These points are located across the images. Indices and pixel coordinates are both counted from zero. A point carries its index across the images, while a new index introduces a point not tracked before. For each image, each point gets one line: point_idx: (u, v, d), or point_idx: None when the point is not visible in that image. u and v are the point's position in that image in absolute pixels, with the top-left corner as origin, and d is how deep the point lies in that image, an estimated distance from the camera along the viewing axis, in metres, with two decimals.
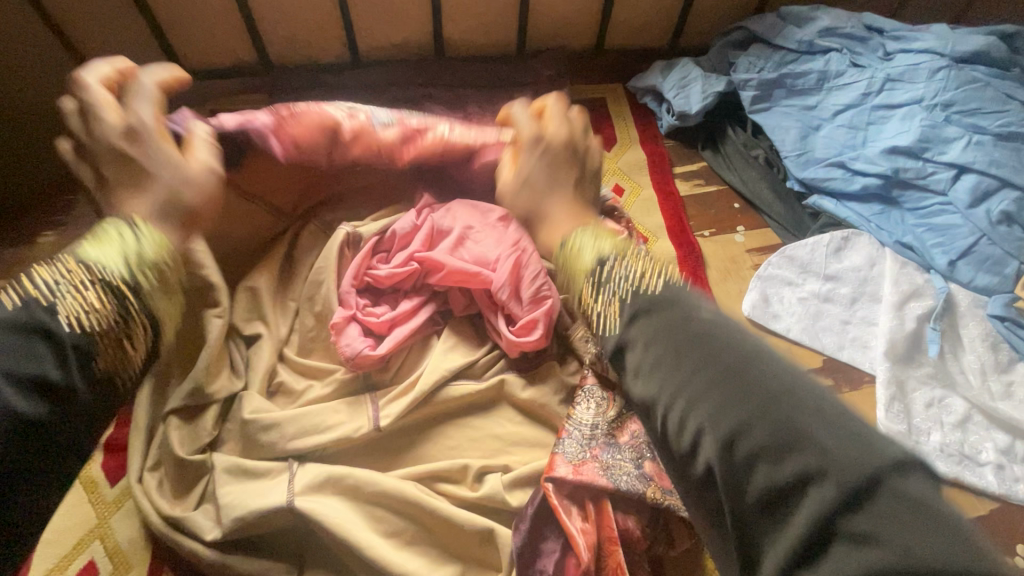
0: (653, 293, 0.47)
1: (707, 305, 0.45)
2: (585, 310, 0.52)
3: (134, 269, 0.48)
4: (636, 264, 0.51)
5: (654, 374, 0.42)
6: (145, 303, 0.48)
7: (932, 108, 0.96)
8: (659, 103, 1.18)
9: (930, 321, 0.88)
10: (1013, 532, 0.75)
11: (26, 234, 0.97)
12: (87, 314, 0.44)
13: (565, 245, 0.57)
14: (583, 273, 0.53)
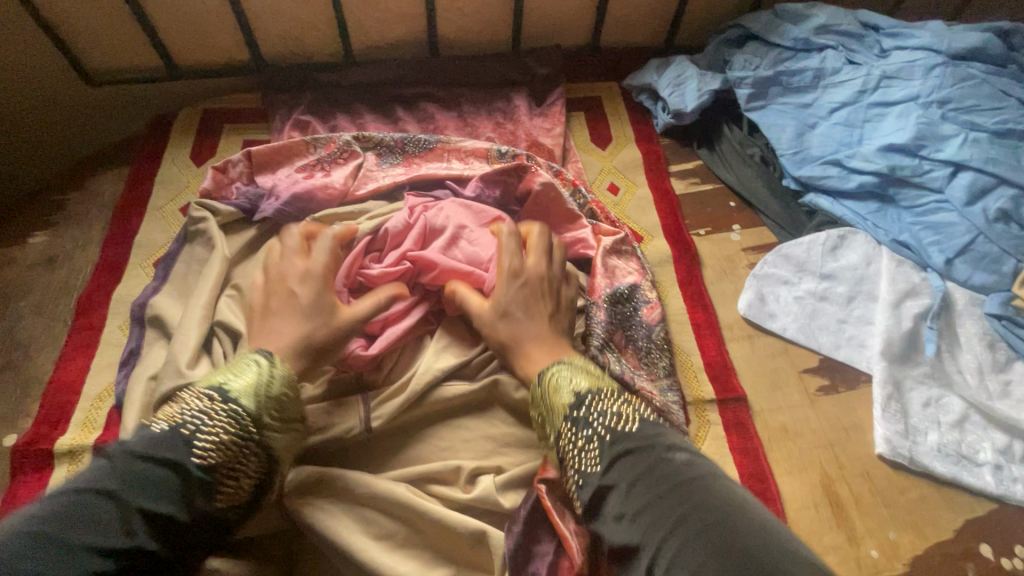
0: (626, 431, 0.60)
1: (674, 448, 0.59)
2: (564, 443, 0.63)
3: (258, 402, 0.61)
4: (610, 404, 0.64)
5: (636, 513, 0.54)
6: (263, 436, 0.60)
7: (927, 105, 0.95)
8: (654, 101, 1.17)
9: (927, 319, 0.87)
10: (1011, 533, 0.75)
11: (18, 233, 0.97)
12: (212, 442, 0.57)
13: (545, 377, 0.69)
14: (561, 409, 0.65)
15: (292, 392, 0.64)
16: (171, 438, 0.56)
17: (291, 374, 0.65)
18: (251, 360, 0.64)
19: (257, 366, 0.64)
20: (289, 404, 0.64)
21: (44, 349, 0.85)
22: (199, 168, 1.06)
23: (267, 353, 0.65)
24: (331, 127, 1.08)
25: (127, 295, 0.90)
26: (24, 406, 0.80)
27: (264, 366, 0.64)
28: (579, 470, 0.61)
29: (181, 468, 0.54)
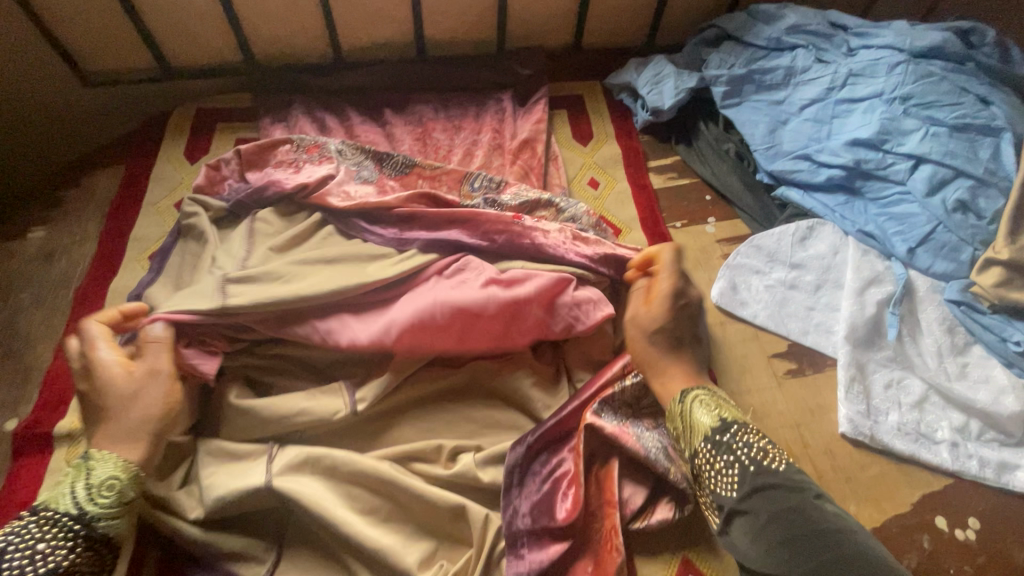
0: (772, 468, 0.67)
1: (821, 497, 0.64)
2: (700, 461, 0.71)
3: (82, 501, 0.63)
4: (754, 437, 0.70)
5: (772, 541, 0.61)
6: (94, 528, 0.63)
7: (891, 101, 0.99)
8: (634, 99, 1.21)
9: (889, 305, 0.91)
10: (965, 506, 0.79)
11: (18, 228, 1.00)
12: (33, 557, 0.59)
13: (684, 395, 0.76)
14: (702, 431, 0.72)
15: (125, 474, 0.65)
16: None
17: (124, 462, 0.66)
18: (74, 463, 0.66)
19: (78, 469, 0.66)
20: (124, 485, 0.65)
21: (42, 338, 0.88)
22: (192, 165, 1.09)
23: (88, 451, 0.67)
24: (320, 127, 1.12)
25: (123, 288, 0.93)
26: (25, 392, 0.83)
27: (83, 465, 0.65)
28: (713, 489, 0.69)
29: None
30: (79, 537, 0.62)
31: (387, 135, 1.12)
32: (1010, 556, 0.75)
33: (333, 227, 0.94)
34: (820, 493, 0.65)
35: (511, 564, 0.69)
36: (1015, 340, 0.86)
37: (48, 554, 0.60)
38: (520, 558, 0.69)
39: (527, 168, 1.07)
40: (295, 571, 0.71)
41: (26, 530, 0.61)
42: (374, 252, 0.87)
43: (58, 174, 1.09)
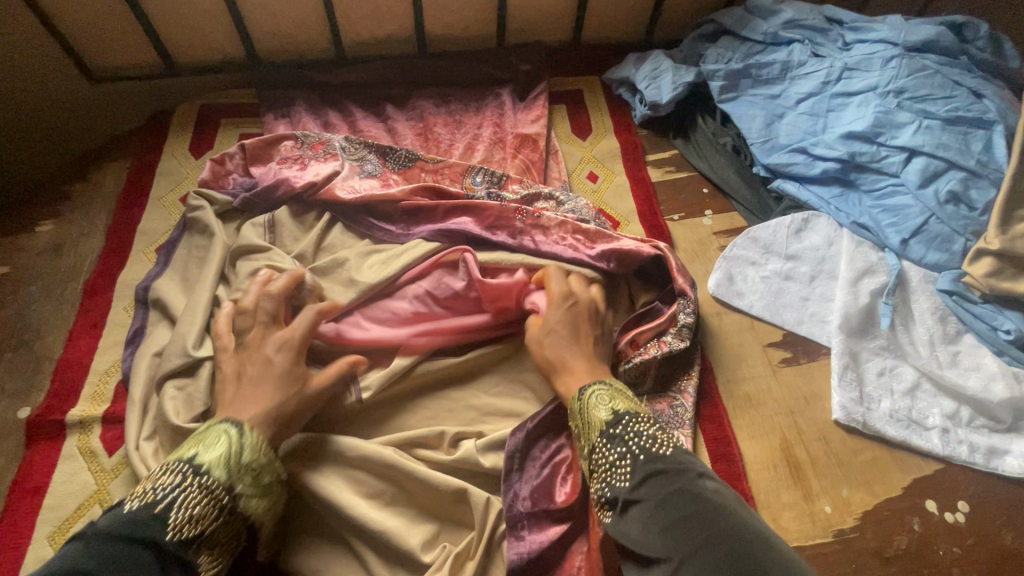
0: (663, 453, 0.66)
1: (704, 476, 0.63)
2: (598, 454, 0.70)
3: (236, 473, 0.65)
4: (647, 427, 0.70)
5: (657, 526, 0.59)
6: (238, 504, 0.65)
7: (885, 95, 1.01)
8: (632, 94, 1.23)
9: (882, 295, 0.93)
10: (954, 489, 0.81)
11: (27, 222, 1.02)
12: (193, 518, 0.61)
13: (583, 393, 0.75)
14: (598, 425, 0.71)
15: (266, 458, 0.68)
16: (150, 522, 0.59)
17: (261, 442, 0.68)
18: (220, 431, 0.67)
19: (227, 438, 0.67)
20: (265, 469, 0.67)
21: (53, 329, 0.90)
22: (197, 159, 1.11)
23: (237, 421, 0.68)
24: (323, 122, 1.13)
25: (131, 280, 0.95)
26: (37, 381, 0.85)
27: (234, 436, 0.67)
28: (610, 482, 0.67)
29: (162, 544, 0.58)
30: (225, 509, 0.64)
31: (388, 130, 1.14)
32: (998, 538, 0.77)
33: (343, 224, 0.98)
34: (704, 473, 0.64)
35: (509, 543, 0.71)
36: (1005, 329, 0.88)
37: (201, 519, 0.61)
38: (518, 538, 0.72)
39: (528, 162, 1.08)
40: (302, 553, 0.73)
41: (189, 487, 0.62)
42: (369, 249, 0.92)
43: (65, 169, 1.10)
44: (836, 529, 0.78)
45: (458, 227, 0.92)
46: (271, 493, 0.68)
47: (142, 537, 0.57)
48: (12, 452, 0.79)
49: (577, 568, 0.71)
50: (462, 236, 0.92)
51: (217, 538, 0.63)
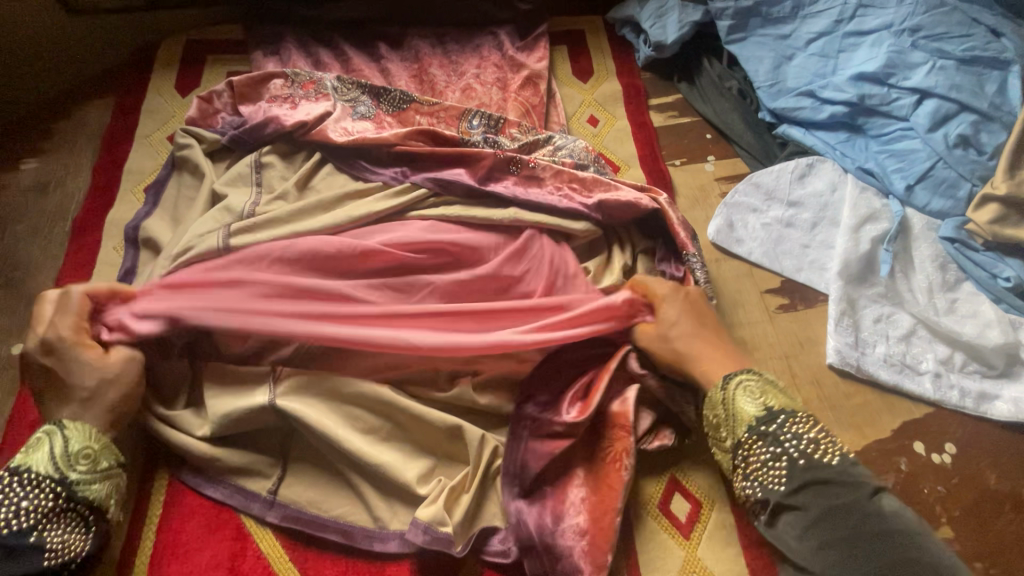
0: (827, 462, 0.62)
1: (880, 492, 0.60)
2: (745, 449, 0.67)
3: (65, 464, 0.63)
4: (805, 428, 0.65)
5: (820, 540, 0.58)
6: (76, 492, 0.63)
7: (899, 34, 0.97)
8: (637, 35, 1.18)
9: (884, 242, 0.92)
10: (943, 433, 0.82)
11: (9, 160, 0.99)
12: (20, 514, 0.60)
13: (728, 383, 0.70)
14: (746, 418, 0.68)
15: (98, 442, 0.66)
16: None
17: (90, 428, 0.66)
18: (43, 433, 0.65)
19: (52, 433, 0.65)
20: (101, 452, 0.66)
21: (42, 268, 0.89)
22: (184, 98, 1.07)
23: (58, 419, 0.66)
24: (314, 61, 1.09)
25: (119, 219, 0.92)
26: (29, 319, 0.84)
27: (56, 431, 0.65)
28: (762, 482, 0.64)
29: None
30: (61, 498, 0.62)
31: (381, 70, 1.09)
32: (983, 478, 0.79)
33: (333, 165, 0.95)
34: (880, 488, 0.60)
35: (510, 441, 0.74)
36: (1005, 276, 0.88)
37: (30, 513, 0.60)
38: (516, 445, 0.74)
39: (527, 105, 1.05)
40: (300, 485, 0.74)
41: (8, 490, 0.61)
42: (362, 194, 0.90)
43: (45, 107, 1.06)
44: None
45: (454, 177, 0.90)
46: (113, 476, 0.66)
47: None
48: (9, 387, 0.79)
49: (576, 501, 0.72)
50: (457, 186, 0.90)
51: (62, 527, 0.61)
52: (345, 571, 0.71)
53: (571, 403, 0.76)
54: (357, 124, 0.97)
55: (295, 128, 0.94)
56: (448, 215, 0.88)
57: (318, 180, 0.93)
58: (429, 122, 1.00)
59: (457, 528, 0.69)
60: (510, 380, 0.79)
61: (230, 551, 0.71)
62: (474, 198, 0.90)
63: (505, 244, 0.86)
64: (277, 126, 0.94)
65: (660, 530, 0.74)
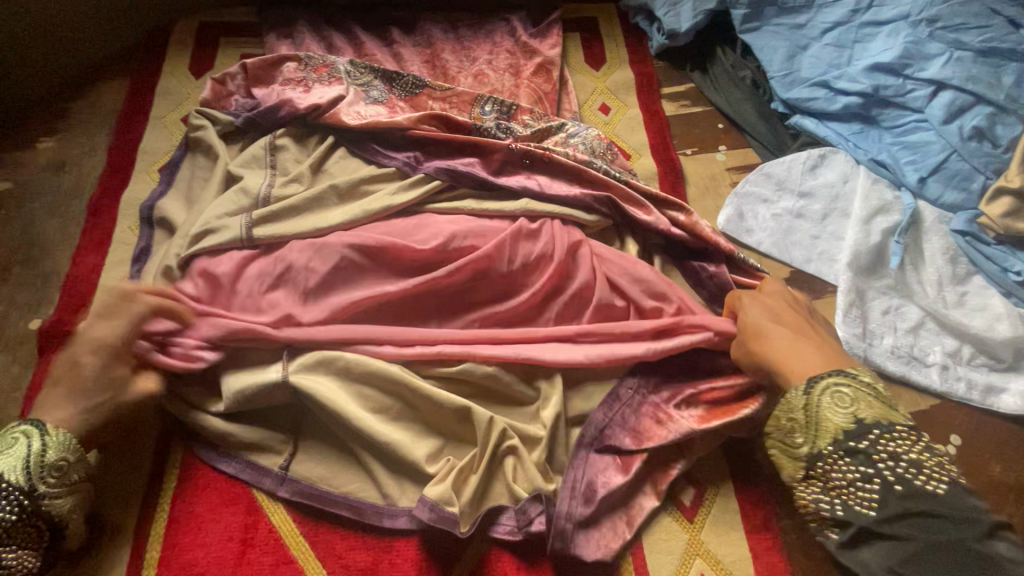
0: (931, 490, 0.57)
1: (995, 532, 0.54)
2: (828, 464, 0.62)
3: (34, 476, 0.64)
4: (906, 447, 0.60)
5: None
6: (40, 505, 0.64)
7: (916, 24, 0.96)
8: (650, 22, 1.17)
9: (895, 234, 0.92)
10: (948, 424, 0.82)
11: (26, 139, 0.99)
12: None
13: (815, 388, 0.65)
14: (833, 429, 0.62)
15: (72, 455, 0.67)
16: None
17: (67, 438, 0.67)
18: (19, 432, 0.66)
19: (28, 436, 0.66)
20: (72, 467, 0.67)
21: (57, 245, 0.90)
22: (197, 80, 1.07)
23: (38, 420, 0.67)
24: (327, 44, 1.09)
25: (135, 199, 0.93)
26: (46, 295, 0.85)
27: (33, 437, 0.66)
28: (846, 502, 0.60)
29: None
30: (25, 510, 0.63)
31: (394, 55, 1.09)
32: (987, 469, 0.79)
33: (346, 149, 0.95)
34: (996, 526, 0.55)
35: (604, 401, 0.78)
36: (1015, 270, 0.87)
37: None
38: (604, 411, 0.77)
39: (540, 92, 1.05)
40: (311, 461, 0.76)
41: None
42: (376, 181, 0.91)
43: (59, 87, 1.06)
44: None
45: (466, 167, 0.91)
46: (79, 490, 0.68)
47: None
48: (26, 361, 0.81)
49: (585, 489, 0.72)
50: (468, 178, 0.90)
51: (21, 541, 0.63)
52: (354, 546, 0.72)
53: (680, 399, 0.78)
54: (369, 108, 0.97)
55: (309, 111, 0.94)
56: (460, 205, 0.89)
57: (331, 164, 0.94)
58: (441, 107, 1.00)
59: (464, 509, 0.70)
60: (516, 366, 0.80)
61: (242, 524, 0.73)
62: (485, 188, 0.91)
63: (515, 230, 0.86)
64: (290, 108, 0.94)
65: (666, 516, 0.74)
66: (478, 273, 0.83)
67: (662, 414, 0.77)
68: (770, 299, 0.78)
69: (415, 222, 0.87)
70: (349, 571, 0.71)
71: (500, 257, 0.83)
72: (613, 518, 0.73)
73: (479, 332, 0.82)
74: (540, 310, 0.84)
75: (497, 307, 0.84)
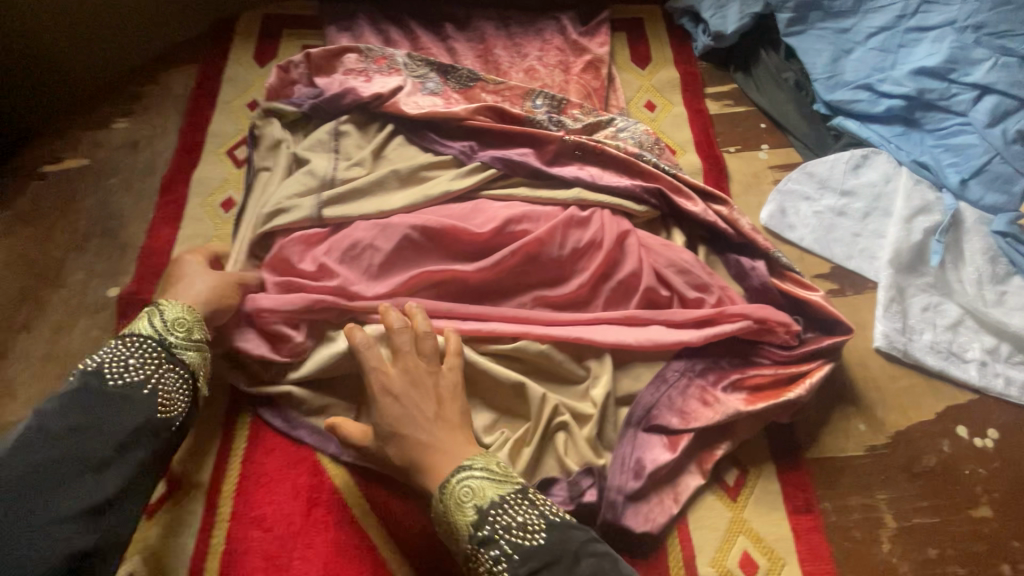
0: (533, 543, 0.63)
1: (581, 555, 0.63)
2: (473, 558, 0.65)
3: (165, 330, 0.71)
4: (507, 515, 0.65)
5: None
6: (177, 356, 0.71)
7: (962, 30, 1.00)
8: (695, 24, 1.20)
9: (936, 234, 0.94)
10: (986, 418, 0.85)
11: (102, 120, 1.05)
12: (131, 368, 0.67)
13: (446, 489, 0.68)
14: (464, 523, 0.66)
15: (191, 315, 0.73)
16: (86, 377, 0.65)
17: (190, 306, 0.74)
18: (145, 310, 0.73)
19: (149, 311, 0.73)
20: (193, 324, 0.73)
21: (134, 219, 0.95)
22: (261, 69, 1.13)
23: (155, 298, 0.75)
24: (384, 38, 1.14)
25: (205, 178, 0.98)
26: (123, 265, 0.90)
27: (155, 308, 0.73)
28: None
29: (103, 391, 0.65)
30: (164, 360, 0.69)
31: (448, 49, 1.14)
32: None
33: (404, 137, 1.00)
34: (585, 543, 0.64)
35: (651, 382, 0.81)
36: None
37: (139, 369, 0.67)
38: (652, 393, 0.80)
39: (589, 88, 1.09)
40: None
41: (117, 349, 0.69)
42: (434, 167, 0.95)
43: (131, 72, 1.11)
44: (869, 444, 0.82)
45: (520, 157, 0.95)
46: (205, 348, 0.73)
47: (76, 391, 0.64)
48: (106, 325, 0.85)
49: (636, 465, 0.75)
50: (523, 167, 0.94)
51: (166, 383, 0.68)
52: (415, 510, 0.76)
53: (728, 385, 0.81)
54: (426, 99, 1.01)
55: (371, 99, 0.99)
56: (515, 193, 0.93)
57: (390, 149, 0.98)
58: (494, 100, 1.04)
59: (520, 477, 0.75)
60: (568, 346, 0.84)
61: (308, 484, 0.77)
62: (539, 178, 0.95)
63: (569, 218, 0.89)
64: (354, 97, 0.99)
65: (711, 497, 0.77)
66: (533, 258, 0.87)
67: (708, 396, 0.80)
68: (405, 389, 0.73)
69: (474, 208, 0.91)
70: (412, 532, 0.75)
71: (554, 243, 0.87)
72: (660, 494, 0.76)
73: (533, 314, 0.85)
74: (589, 295, 0.88)
75: (551, 291, 0.88)
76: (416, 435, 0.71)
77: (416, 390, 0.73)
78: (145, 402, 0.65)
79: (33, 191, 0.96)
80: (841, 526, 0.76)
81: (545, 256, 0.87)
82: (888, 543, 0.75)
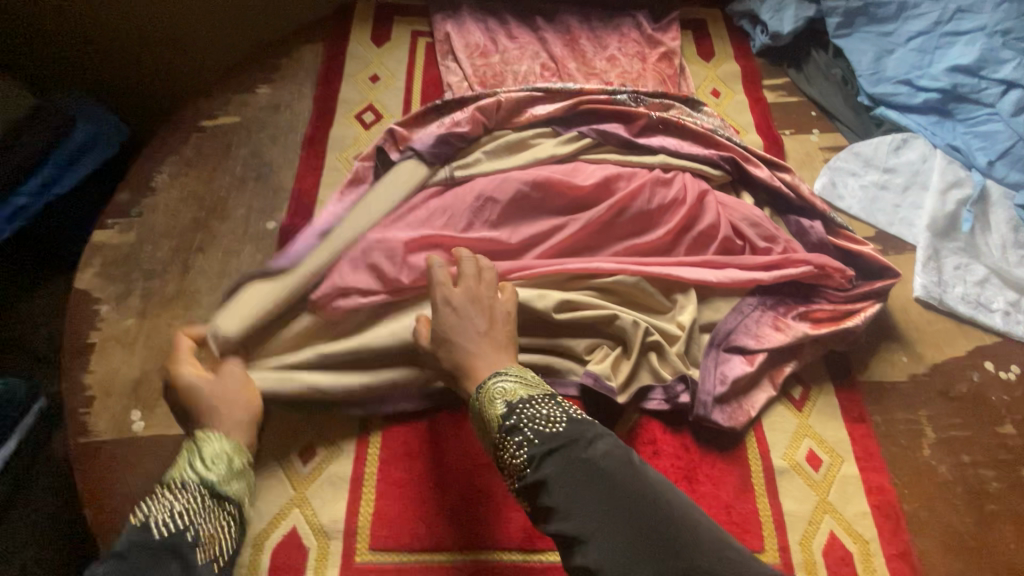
0: (555, 428, 0.68)
1: (598, 439, 0.67)
2: (500, 445, 0.71)
3: (206, 466, 0.69)
4: (534, 408, 0.71)
5: (574, 506, 0.62)
6: (223, 494, 0.69)
7: (992, 35, 1.17)
8: (753, 25, 1.38)
9: (966, 205, 1.10)
10: (1010, 357, 1.00)
11: (247, 86, 1.21)
12: (175, 514, 0.64)
13: (483, 388, 0.75)
14: (496, 414, 0.72)
15: (231, 449, 0.72)
16: (133, 532, 0.62)
17: (236, 442, 0.73)
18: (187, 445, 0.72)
19: (188, 449, 0.71)
20: (233, 455, 0.71)
21: (282, 167, 1.11)
22: (378, 49, 1.30)
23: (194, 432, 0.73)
24: (484, 27, 1.31)
25: (340, 138, 1.16)
26: (277, 203, 1.07)
27: (192, 443, 0.71)
28: (518, 473, 0.68)
29: (150, 545, 0.61)
30: (209, 500, 0.67)
31: (540, 38, 1.31)
32: None
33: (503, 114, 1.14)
34: (600, 432, 0.68)
35: (731, 311, 0.97)
36: None
37: (184, 514, 0.64)
38: (733, 320, 0.96)
39: (664, 75, 1.26)
40: None
41: (161, 499, 0.65)
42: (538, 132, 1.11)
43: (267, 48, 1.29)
44: (911, 372, 0.97)
45: (611, 129, 1.11)
46: (246, 476, 0.72)
47: (118, 553, 0.60)
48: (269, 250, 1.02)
49: (722, 376, 0.91)
50: (614, 137, 1.11)
51: (211, 525, 0.65)
52: None
53: (795, 316, 0.97)
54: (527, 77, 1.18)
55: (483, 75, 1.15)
56: (609, 157, 1.09)
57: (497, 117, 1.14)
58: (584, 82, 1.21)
59: (620, 384, 0.90)
60: (658, 282, 0.99)
61: None
62: (627, 147, 1.11)
63: (658, 176, 1.06)
64: None
65: (781, 408, 0.93)
66: (627, 209, 1.02)
67: (778, 323, 0.96)
68: (461, 305, 0.81)
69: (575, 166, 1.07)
70: None
71: (647, 196, 1.03)
72: (738, 402, 0.91)
73: (626, 254, 1.01)
74: (672, 243, 1.03)
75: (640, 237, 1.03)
76: (466, 346, 0.78)
77: (475, 305, 0.82)
78: (190, 553, 0.62)
79: (196, 141, 1.13)
80: (888, 434, 0.91)
81: (637, 209, 1.02)
82: (928, 449, 0.90)
